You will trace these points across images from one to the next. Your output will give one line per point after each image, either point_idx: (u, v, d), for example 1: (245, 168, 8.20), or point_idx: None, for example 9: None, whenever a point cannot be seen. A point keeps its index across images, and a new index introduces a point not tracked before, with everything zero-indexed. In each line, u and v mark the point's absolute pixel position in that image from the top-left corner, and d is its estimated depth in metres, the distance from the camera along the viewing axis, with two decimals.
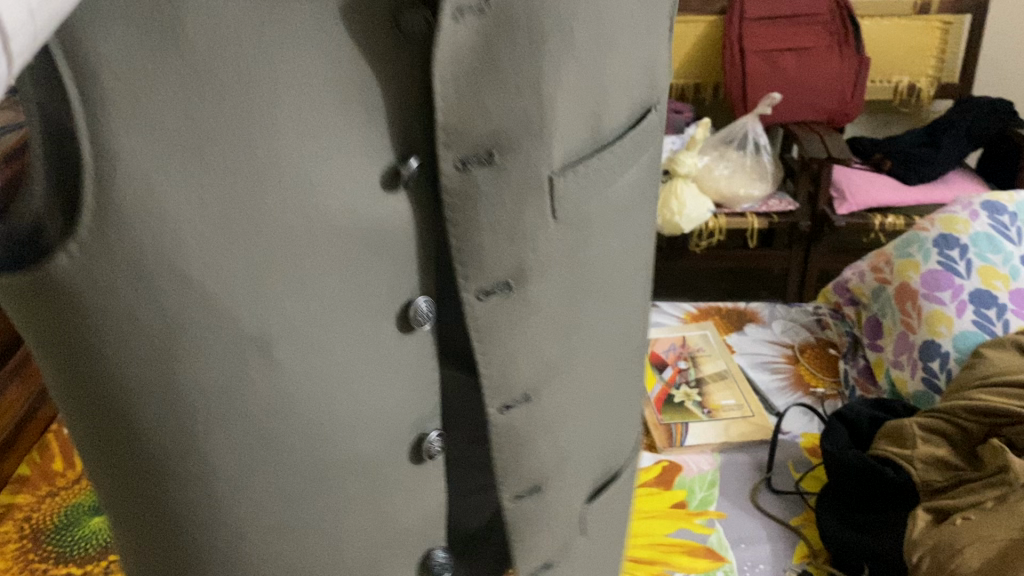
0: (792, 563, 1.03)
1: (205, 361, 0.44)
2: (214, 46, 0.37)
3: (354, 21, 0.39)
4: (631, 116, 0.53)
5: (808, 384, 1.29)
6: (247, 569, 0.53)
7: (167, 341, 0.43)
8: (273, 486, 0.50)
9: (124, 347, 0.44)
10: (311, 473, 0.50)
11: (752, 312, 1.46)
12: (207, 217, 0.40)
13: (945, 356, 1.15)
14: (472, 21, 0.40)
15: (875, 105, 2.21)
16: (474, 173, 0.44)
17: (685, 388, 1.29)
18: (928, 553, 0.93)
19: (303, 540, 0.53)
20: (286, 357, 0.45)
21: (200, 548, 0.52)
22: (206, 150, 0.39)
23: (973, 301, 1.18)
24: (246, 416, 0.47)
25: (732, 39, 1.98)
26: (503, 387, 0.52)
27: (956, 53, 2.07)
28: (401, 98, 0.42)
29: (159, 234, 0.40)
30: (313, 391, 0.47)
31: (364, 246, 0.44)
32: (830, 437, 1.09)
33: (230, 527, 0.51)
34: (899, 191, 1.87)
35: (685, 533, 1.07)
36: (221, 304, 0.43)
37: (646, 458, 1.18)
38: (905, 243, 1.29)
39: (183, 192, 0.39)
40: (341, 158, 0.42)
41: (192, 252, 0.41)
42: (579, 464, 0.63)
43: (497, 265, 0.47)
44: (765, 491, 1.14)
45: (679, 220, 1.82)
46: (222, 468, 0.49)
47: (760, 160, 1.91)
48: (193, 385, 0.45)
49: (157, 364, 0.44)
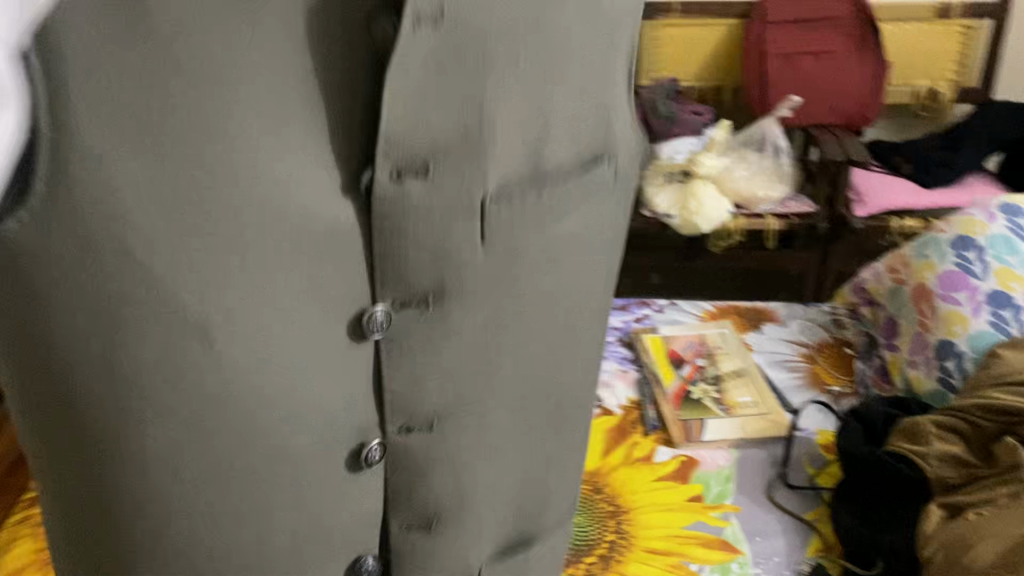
0: (806, 557, 1.05)
1: (147, 345, 0.46)
2: (179, 41, 0.41)
3: (319, 28, 0.43)
4: (589, 154, 0.54)
5: (824, 382, 1.31)
6: (180, 562, 0.54)
7: (112, 321, 0.45)
8: (208, 482, 0.51)
9: (69, 322, 0.46)
10: (252, 481, 0.52)
11: (770, 312, 1.48)
12: (152, 202, 0.43)
13: (961, 356, 1.17)
14: (426, 33, 0.43)
15: (895, 109, 2.23)
16: (407, 185, 0.46)
17: (702, 385, 1.31)
18: (941, 546, 0.95)
19: (240, 538, 0.53)
20: (225, 351, 0.47)
21: (141, 544, 0.53)
22: (157, 136, 0.42)
23: (989, 302, 1.20)
24: (186, 405, 0.48)
25: (753, 42, 2.00)
26: (408, 407, 0.54)
27: (976, 58, 2.08)
28: (345, 107, 0.45)
29: (104, 210, 0.42)
30: (250, 391, 0.49)
31: (298, 251, 0.46)
32: (846, 434, 1.11)
33: (162, 518, 0.52)
34: (917, 194, 1.89)
35: (701, 526, 1.09)
36: (166, 289, 0.45)
37: (664, 452, 1.20)
38: (922, 244, 1.31)
39: (132, 174, 0.42)
40: (277, 165, 0.44)
41: (136, 232, 0.43)
42: (493, 509, 0.62)
43: (418, 280, 0.49)
44: (780, 486, 1.15)
45: (699, 220, 1.84)
46: (158, 455, 0.50)
47: (779, 162, 1.93)
48: (135, 368, 0.47)
49: (101, 343, 0.46)
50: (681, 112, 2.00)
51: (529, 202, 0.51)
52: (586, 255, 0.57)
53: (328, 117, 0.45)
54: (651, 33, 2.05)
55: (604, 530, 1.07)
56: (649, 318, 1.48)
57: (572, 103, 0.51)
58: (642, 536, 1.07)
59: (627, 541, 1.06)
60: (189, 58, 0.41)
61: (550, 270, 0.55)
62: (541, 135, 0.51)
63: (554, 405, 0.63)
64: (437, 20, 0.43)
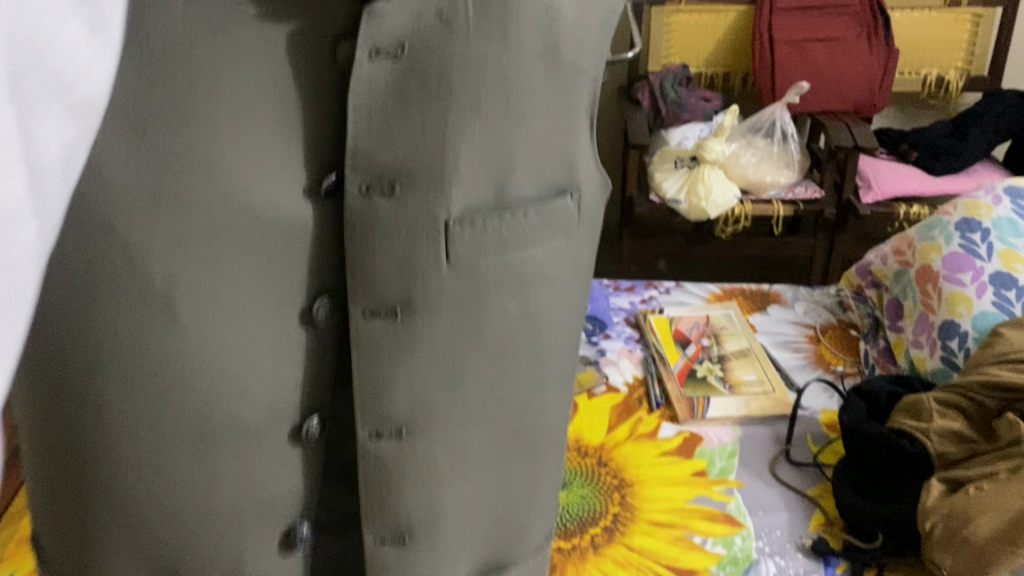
0: (808, 531, 1.07)
1: (119, 305, 0.56)
2: (181, 62, 0.53)
3: (291, 56, 0.54)
4: (547, 189, 0.60)
5: (829, 362, 1.32)
6: (129, 510, 0.62)
7: (92, 282, 0.56)
8: (163, 434, 0.60)
9: (55, 282, 0.56)
10: (201, 438, 0.61)
11: (776, 294, 1.49)
12: (139, 190, 0.54)
13: (964, 335, 1.18)
14: (385, 62, 0.52)
15: (904, 97, 2.23)
16: (374, 201, 0.55)
17: (707, 364, 1.33)
18: (941, 520, 0.96)
19: (187, 489, 0.62)
20: (188, 319, 0.57)
21: (101, 487, 0.62)
22: (147, 133, 0.53)
23: (993, 283, 1.21)
24: (147, 361, 0.58)
25: (762, 28, 2.00)
26: (378, 414, 0.60)
27: (986, 46, 2.08)
28: (315, 126, 0.55)
29: (94, 191, 0.54)
30: (211, 360, 0.58)
31: (267, 247, 0.57)
32: (849, 411, 1.12)
33: (121, 465, 0.61)
34: (924, 181, 1.89)
35: (704, 499, 1.10)
36: (137, 260, 0.55)
37: (668, 429, 1.22)
38: (927, 227, 1.32)
39: (121, 164, 0.54)
40: (254, 167, 0.55)
41: (119, 213, 0.54)
42: (473, 510, 0.68)
43: (386, 290, 0.57)
44: (784, 462, 1.17)
45: (706, 205, 1.85)
46: (120, 406, 0.59)
47: (787, 148, 1.93)
48: (110, 325, 0.57)
49: (81, 301, 0.56)
50: (690, 98, 2.00)
51: (490, 225, 0.58)
52: (543, 275, 0.62)
53: (301, 142, 0.55)
54: (660, 19, 2.05)
55: (608, 503, 1.09)
56: (655, 299, 1.50)
57: (530, 137, 0.58)
58: (646, 509, 1.08)
59: (631, 513, 1.08)
60: (192, 89, 0.53)
61: (512, 298, 0.61)
62: (504, 165, 0.57)
63: (533, 376, 0.67)
64: (396, 53, 0.52)
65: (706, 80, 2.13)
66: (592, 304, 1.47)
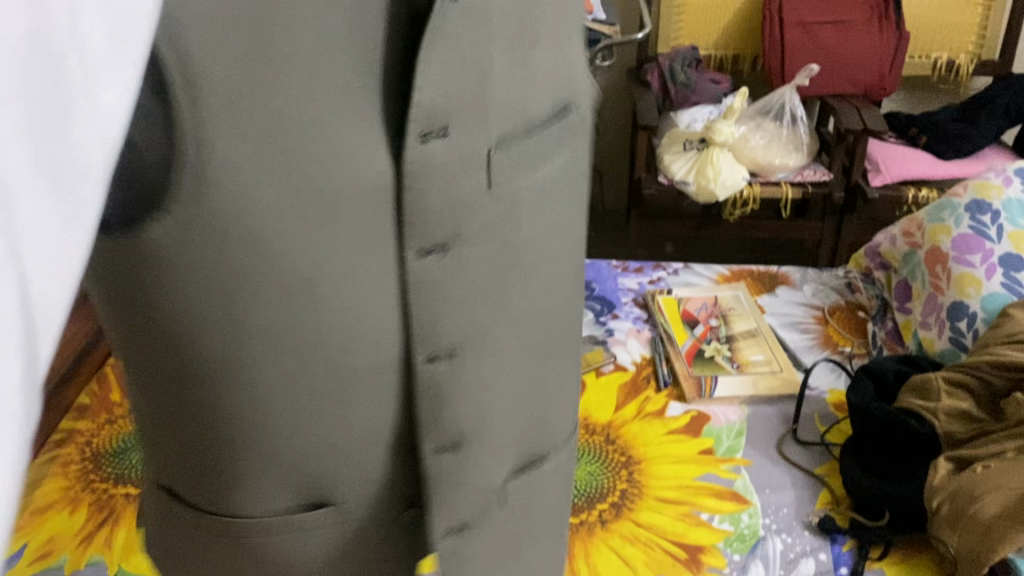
0: (814, 508, 1.07)
1: (265, 297, 0.46)
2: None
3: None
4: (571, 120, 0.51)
5: (836, 343, 1.33)
6: (273, 493, 0.55)
7: (232, 280, 0.45)
8: (317, 420, 0.52)
9: (189, 282, 0.45)
10: (345, 418, 0.53)
11: (784, 275, 1.49)
12: (259, 161, 0.42)
13: (973, 316, 1.18)
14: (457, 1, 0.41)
15: (914, 81, 2.22)
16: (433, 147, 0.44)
17: (715, 344, 1.33)
18: (947, 498, 0.97)
19: (336, 469, 0.55)
20: (326, 295, 0.47)
21: (247, 477, 0.54)
22: (272, 92, 0.41)
23: (1002, 265, 1.21)
24: (293, 351, 0.49)
25: (772, 10, 1.99)
26: (429, 337, 0.50)
27: (998, 29, 2.06)
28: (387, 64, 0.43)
29: (223, 183, 0.41)
30: (342, 327, 0.49)
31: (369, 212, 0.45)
32: (857, 390, 1.12)
33: (270, 453, 0.53)
34: (934, 165, 1.89)
35: (711, 477, 1.11)
36: (265, 242, 0.44)
37: (676, 408, 1.22)
38: (937, 209, 1.32)
39: (236, 137, 0.41)
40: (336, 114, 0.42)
41: (249, 197, 0.42)
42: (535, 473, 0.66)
43: (439, 227, 0.46)
44: (790, 441, 1.17)
45: (715, 187, 1.84)
46: (270, 396, 0.50)
47: (796, 131, 1.93)
48: (258, 317, 0.47)
49: (219, 298, 0.46)
50: (699, 80, 1.99)
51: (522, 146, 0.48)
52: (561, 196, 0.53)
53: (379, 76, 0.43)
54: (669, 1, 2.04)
55: (616, 480, 1.09)
56: (663, 280, 1.50)
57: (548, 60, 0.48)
58: (653, 485, 1.09)
59: (638, 490, 1.08)
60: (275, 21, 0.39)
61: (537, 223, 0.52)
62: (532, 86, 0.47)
63: None
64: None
65: (716, 62, 2.12)
66: (600, 284, 1.48)
